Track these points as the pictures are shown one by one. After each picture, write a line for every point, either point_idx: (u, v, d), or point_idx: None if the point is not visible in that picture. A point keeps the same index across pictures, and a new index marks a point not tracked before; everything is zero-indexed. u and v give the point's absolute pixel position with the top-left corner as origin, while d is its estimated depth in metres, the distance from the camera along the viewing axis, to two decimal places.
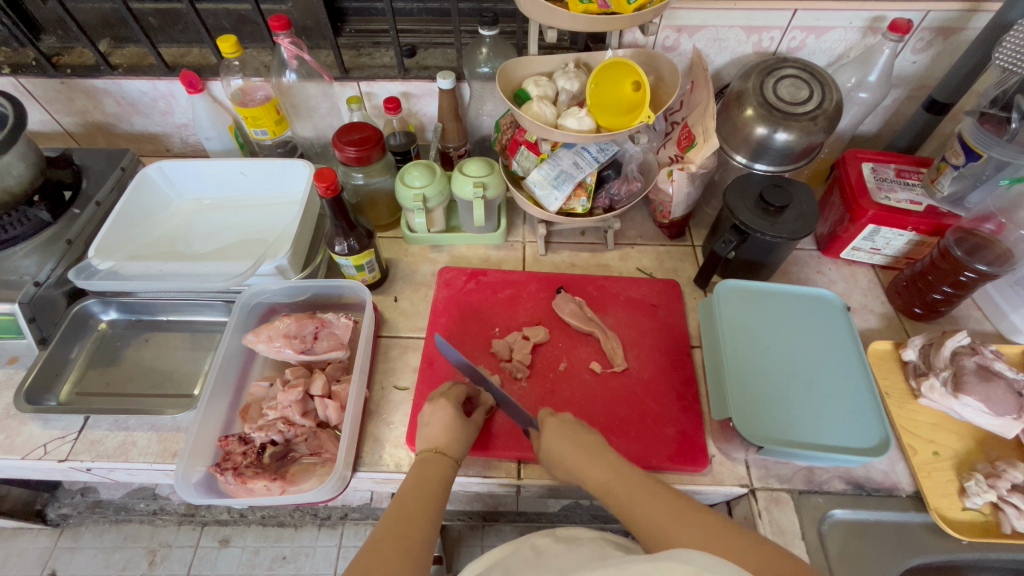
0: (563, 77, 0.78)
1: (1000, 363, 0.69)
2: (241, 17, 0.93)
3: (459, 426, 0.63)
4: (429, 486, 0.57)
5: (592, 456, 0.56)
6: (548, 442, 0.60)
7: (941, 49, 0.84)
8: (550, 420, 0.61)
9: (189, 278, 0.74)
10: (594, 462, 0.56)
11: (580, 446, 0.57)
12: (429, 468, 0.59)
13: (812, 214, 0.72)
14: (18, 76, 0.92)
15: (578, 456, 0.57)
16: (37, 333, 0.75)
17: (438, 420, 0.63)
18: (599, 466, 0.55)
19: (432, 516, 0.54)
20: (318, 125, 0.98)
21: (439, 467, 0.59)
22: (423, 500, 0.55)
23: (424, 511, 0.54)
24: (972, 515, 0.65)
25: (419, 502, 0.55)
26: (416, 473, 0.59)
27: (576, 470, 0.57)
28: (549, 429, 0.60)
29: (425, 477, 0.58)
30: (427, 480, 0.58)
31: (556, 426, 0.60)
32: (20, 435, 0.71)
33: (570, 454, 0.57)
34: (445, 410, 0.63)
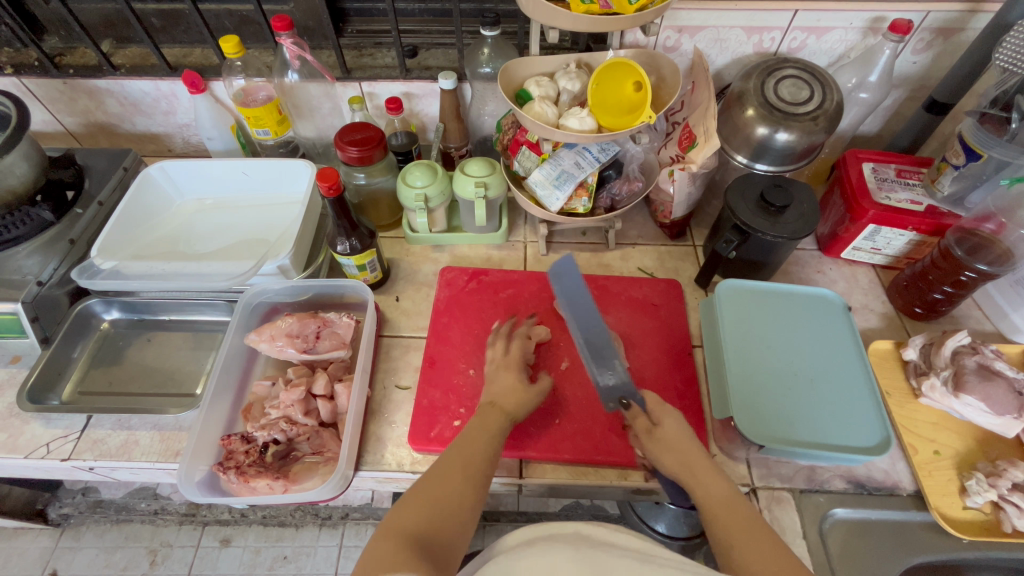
0: (565, 78, 0.79)
1: (1001, 362, 0.70)
2: (243, 17, 0.93)
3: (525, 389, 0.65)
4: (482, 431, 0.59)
5: (708, 471, 0.57)
6: (668, 437, 0.61)
7: (942, 50, 0.84)
8: (669, 418, 0.63)
9: (191, 277, 0.74)
10: (714, 479, 0.56)
11: (698, 458, 0.58)
12: (485, 418, 0.61)
13: (813, 214, 0.72)
14: (20, 76, 0.92)
15: (688, 466, 0.57)
16: (40, 333, 0.75)
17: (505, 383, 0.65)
18: (719, 484, 0.56)
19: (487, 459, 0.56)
20: (320, 125, 0.98)
21: (500, 414, 0.62)
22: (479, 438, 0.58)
23: (484, 445, 0.58)
24: (972, 514, 0.65)
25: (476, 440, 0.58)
26: (478, 422, 0.60)
27: (684, 473, 0.57)
28: (672, 425, 0.62)
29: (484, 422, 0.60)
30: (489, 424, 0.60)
31: (679, 426, 0.62)
32: (23, 434, 0.71)
33: (686, 454, 0.58)
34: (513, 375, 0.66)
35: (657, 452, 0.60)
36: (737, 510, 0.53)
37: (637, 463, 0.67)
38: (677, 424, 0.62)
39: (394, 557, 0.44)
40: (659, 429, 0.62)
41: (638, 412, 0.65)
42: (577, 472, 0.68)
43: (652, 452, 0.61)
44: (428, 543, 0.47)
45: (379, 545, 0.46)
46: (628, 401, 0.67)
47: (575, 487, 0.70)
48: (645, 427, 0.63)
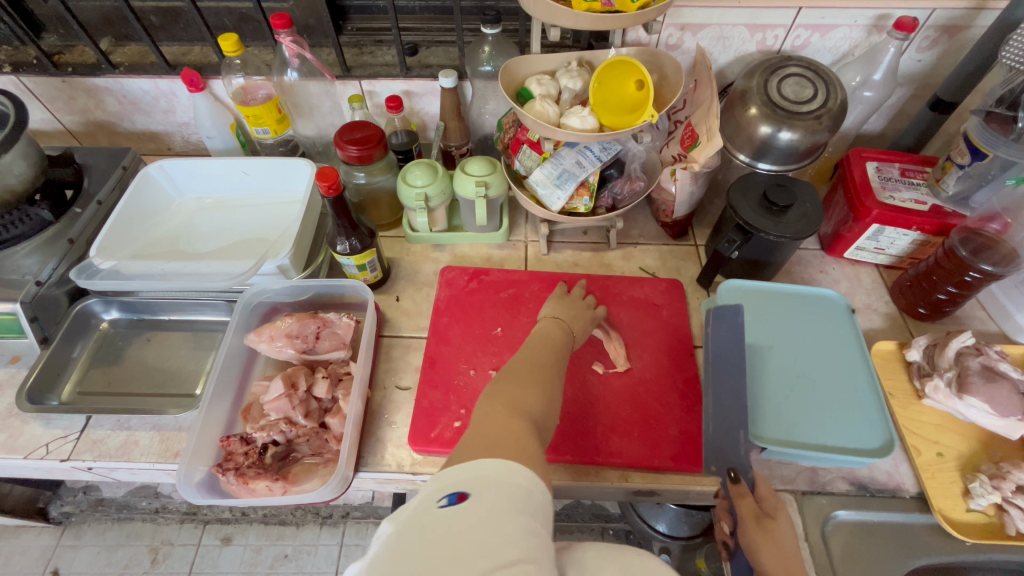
0: (566, 76, 0.78)
1: (1006, 364, 0.69)
2: (243, 15, 0.93)
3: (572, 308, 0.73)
4: (558, 335, 0.65)
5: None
6: (780, 538, 0.56)
7: (947, 47, 0.84)
8: (782, 520, 0.59)
9: (191, 278, 0.74)
10: None
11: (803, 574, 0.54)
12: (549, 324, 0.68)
13: (816, 213, 0.72)
14: (18, 75, 0.91)
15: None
16: (39, 333, 0.75)
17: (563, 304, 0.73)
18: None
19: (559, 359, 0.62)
20: (320, 124, 0.98)
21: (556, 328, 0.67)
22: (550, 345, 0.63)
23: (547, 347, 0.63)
24: (976, 516, 0.65)
25: (546, 345, 0.63)
26: (547, 330, 0.66)
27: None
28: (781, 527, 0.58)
29: (552, 330, 0.66)
30: (557, 337, 0.65)
31: (787, 533, 0.57)
32: (23, 434, 0.71)
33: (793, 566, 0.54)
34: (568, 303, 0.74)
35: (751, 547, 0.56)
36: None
37: (637, 465, 0.67)
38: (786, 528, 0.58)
39: (511, 432, 0.46)
40: (771, 522, 0.58)
41: (745, 492, 0.60)
42: (577, 474, 0.68)
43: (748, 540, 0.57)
44: (535, 425, 0.50)
45: (505, 418, 0.48)
46: (738, 475, 0.62)
47: (575, 488, 0.69)
48: (753, 512, 0.58)
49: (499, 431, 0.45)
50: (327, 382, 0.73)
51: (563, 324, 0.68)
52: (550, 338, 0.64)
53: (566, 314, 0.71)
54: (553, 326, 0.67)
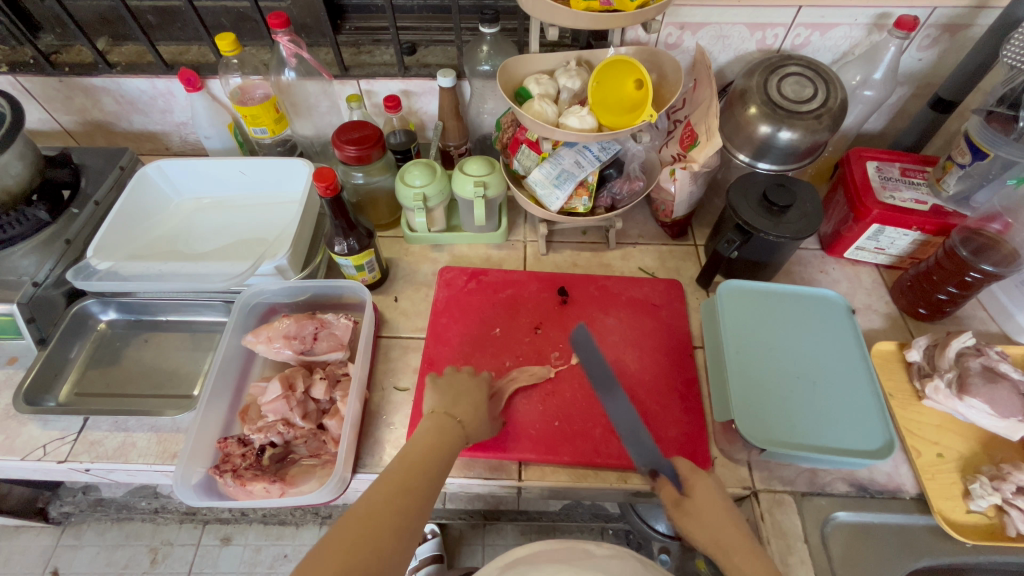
0: (564, 76, 0.78)
1: (1006, 364, 0.68)
2: (240, 14, 0.92)
3: (472, 397, 0.64)
4: (435, 440, 0.56)
5: (747, 545, 0.51)
6: (701, 513, 0.56)
7: (948, 46, 0.83)
8: (700, 482, 0.58)
9: (188, 278, 0.73)
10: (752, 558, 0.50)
11: (736, 535, 0.53)
12: (436, 425, 0.58)
13: (816, 213, 0.71)
14: (15, 75, 0.91)
15: (739, 542, 0.52)
16: (36, 334, 0.75)
17: (449, 388, 0.64)
18: (755, 561, 0.50)
19: (439, 472, 0.53)
20: (318, 124, 0.97)
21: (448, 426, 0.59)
22: (435, 454, 0.54)
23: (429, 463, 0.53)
24: (976, 518, 0.64)
25: (428, 454, 0.54)
26: (428, 430, 0.57)
27: (723, 552, 0.52)
28: (700, 495, 0.57)
29: (433, 430, 0.57)
30: (439, 436, 0.57)
31: (712, 492, 0.57)
32: (20, 435, 0.71)
33: (722, 534, 0.53)
34: (458, 380, 0.65)
35: (693, 532, 0.56)
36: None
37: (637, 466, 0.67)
38: (705, 498, 0.57)
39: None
40: (687, 502, 0.57)
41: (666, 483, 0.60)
42: (577, 475, 0.68)
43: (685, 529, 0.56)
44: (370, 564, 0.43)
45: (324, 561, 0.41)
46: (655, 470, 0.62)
47: (575, 489, 0.69)
48: (673, 499, 0.59)
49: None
50: (326, 383, 0.73)
51: (445, 419, 0.59)
52: (428, 440, 0.56)
53: (446, 400, 0.62)
54: (434, 421, 0.59)
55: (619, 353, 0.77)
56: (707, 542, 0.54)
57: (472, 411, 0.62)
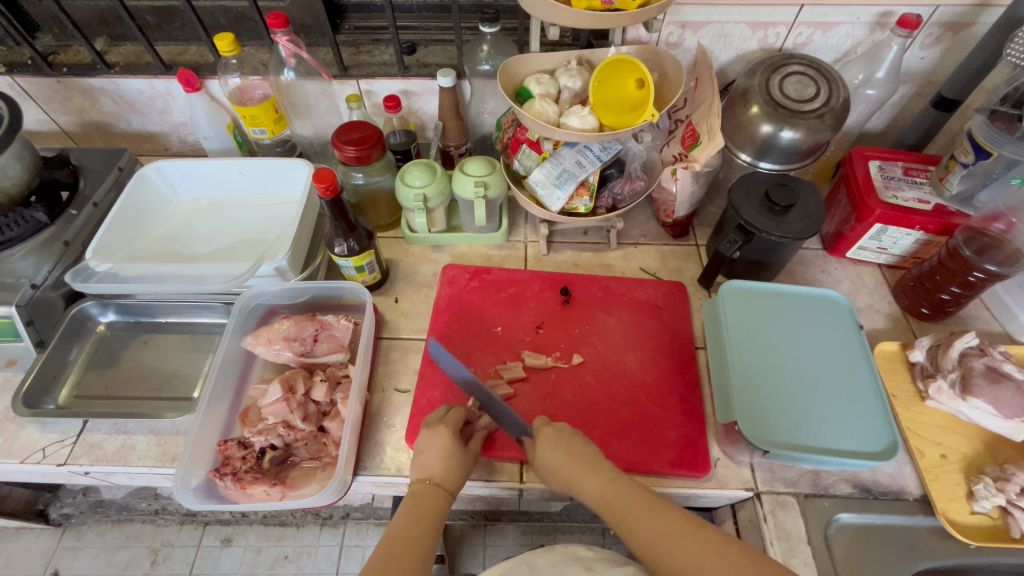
0: (565, 75, 0.77)
1: (1010, 364, 0.67)
2: (239, 14, 0.92)
3: (458, 454, 0.61)
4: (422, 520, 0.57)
5: (590, 470, 0.57)
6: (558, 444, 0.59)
7: (951, 44, 0.83)
8: (544, 430, 0.61)
9: (187, 280, 0.73)
10: (597, 479, 0.57)
11: (590, 457, 0.58)
12: (421, 503, 0.59)
13: (818, 214, 0.71)
14: (14, 75, 0.91)
15: (578, 470, 0.57)
16: (35, 336, 0.75)
17: (432, 449, 0.61)
18: (596, 480, 0.56)
19: (424, 548, 0.55)
20: (318, 124, 0.97)
21: (434, 500, 0.59)
22: (413, 539, 0.55)
23: (417, 545, 0.55)
24: (980, 519, 0.64)
25: (409, 539, 0.55)
26: (410, 506, 0.59)
27: (570, 482, 0.58)
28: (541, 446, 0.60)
29: (415, 510, 0.58)
30: (419, 517, 0.57)
31: (551, 440, 0.59)
32: (19, 438, 0.70)
33: (569, 469, 0.58)
34: (444, 437, 0.62)
35: (541, 470, 0.60)
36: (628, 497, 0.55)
37: (637, 468, 0.67)
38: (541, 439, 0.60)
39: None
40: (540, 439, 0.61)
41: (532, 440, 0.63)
42: None
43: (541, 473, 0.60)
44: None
45: None
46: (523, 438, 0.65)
47: None
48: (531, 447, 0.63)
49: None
50: (327, 386, 0.72)
51: (430, 491, 0.59)
52: (413, 515, 0.58)
53: (434, 464, 0.60)
54: (425, 504, 0.58)
55: (620, 354, 0.76)
56: (557, 482, 0.59)
57: (456, 472, 0.60)
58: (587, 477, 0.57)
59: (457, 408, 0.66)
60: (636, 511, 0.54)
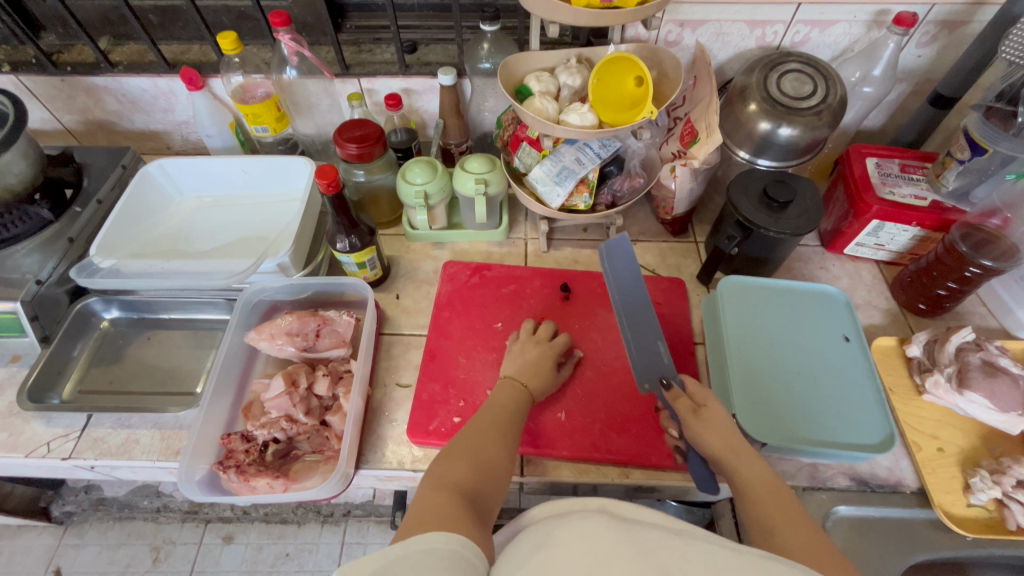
0: (565, 73, 0.78)
1: (1006, 359, 0.68)
2: (242, 13, 0.93)
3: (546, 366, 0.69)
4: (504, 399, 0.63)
5: (750, 456, 0.56)
6: (716, 421, 0.59)
7: (947, 42, 0.83)
8: (710, 407, 0.60)
9: (191, 276, 0.74)
10: (755, 462, 0.56)
11: (744, 442, 0.57)
12: (510, 389, 0.64)
13: (816, 209, 0.72)
14: (17, 74, 0.92)
15: (739, 449, 0.56)
16: (40, 332, 0.75)
17: (523, 358, 0.69)
18: (758, 469, 0.55)
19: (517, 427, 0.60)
20: (319, 122, 0.97)
21: (516, 390, 0.64)
22: (506, 418, 0.60)
23: (508, 422, 0.60)
24: (977, 511, 0.65)
25: (496, 419, 0.59)
26: (504, 393, 0.64)
27: (730, 454, 0.56)
28: (717, 410, 0.60)
29: (505, 392, 0.64)
30: (511, 399, 0.63)
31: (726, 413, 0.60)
32: (24, 432, 0.71)
33: (734, 438, 0.57)
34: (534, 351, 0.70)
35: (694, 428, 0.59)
36: (775, 494, 0.53)
37: (637, 461, 0.67)
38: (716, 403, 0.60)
39: (452, 511, 0.45)
40: (706, 410, 0.60)
41: (678, 394, 0.62)
42: (578, 470, 0.68)
43: (695, 432, 0.59)
44: (477, 501, 0.49)
45: (432, 495, 0.47)
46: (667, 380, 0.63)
47: (576, 484, 0.69)
48: (689, 409, 0.60)
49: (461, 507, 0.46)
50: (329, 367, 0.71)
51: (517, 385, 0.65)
52: (503, 401, 0.62)
53: (522, 368, 0.67)
54: (505, 391, 0.64)
55: (618, 350, 0.77)
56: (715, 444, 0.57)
57: (539, 375, 0.67)
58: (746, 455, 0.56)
59: (547, 322, 0.77)
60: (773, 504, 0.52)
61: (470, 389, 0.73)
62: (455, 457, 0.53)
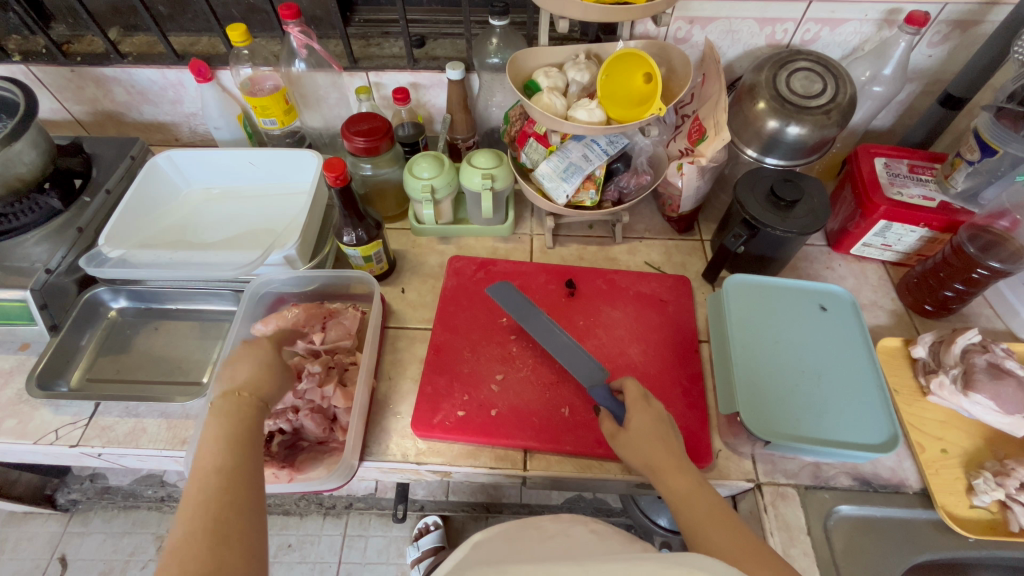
0: (574, 69, 0.78)
1: (1012, 361, 0.68)
2: (251, 6, 0.93)
3: (273, 363, 0.52)
4: (250, 436, 0.47)
5: (679, 467, 0.55)
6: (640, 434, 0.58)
7: (958, 42, 0.83)
8: (641, 410, 0.60)
9: (198, 267, 0.74)
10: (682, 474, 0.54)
11: (672, 453, 0.56)
12: (232, 414, 0.47)
13: (823, 209, 0.71)
14: (28, 64, 0.92)
15: (669, 464, 0.55)
16: (48, 320, 0.76)
17: (239, 361, 0.51)
18: (683, 479, 0.54)
19: (253, 481, 0.45)
20: (327, 115, 0.98)
21: (247, 411, 0.48)
22: (237, 472, 0.44)
23: (241, 485, 0.44)
24: (979, 513, 0.65)
25: (218, 486, 0.43)
26: (225, 422, 0.47)
27: (655, 471, 0.56)
28: (640, 422, 0.59)
29: (226, 423, 0.47)
30: (235, 432, 0.46)
31: (651, 420, 0.59)
32: (32, 419, 0.72)
33: (652, 453, 0.56)
34: (252, 347, 0.53)
35: (625, 446, 0.59)
36: (700, 504, 0.52)
37: None
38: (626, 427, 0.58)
39: None
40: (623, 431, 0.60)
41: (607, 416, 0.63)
42: (580, 466, 0.68)
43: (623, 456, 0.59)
44: None
45: None
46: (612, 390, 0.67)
47: (578, 480, 0.70)
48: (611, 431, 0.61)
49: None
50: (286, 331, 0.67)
51: (242, 404, 0.48)
52: (228, 433, 0.46)
53: (247, 380, 0.50)
54: (229, 418, 0.47)
55: (623, 346, 0.77)
56: (641, 462, 0.57)
57: (268, 381, 0.51)
58: (675, 472, 0.55)
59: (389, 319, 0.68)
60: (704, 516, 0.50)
61: (472, 384, 0.73)
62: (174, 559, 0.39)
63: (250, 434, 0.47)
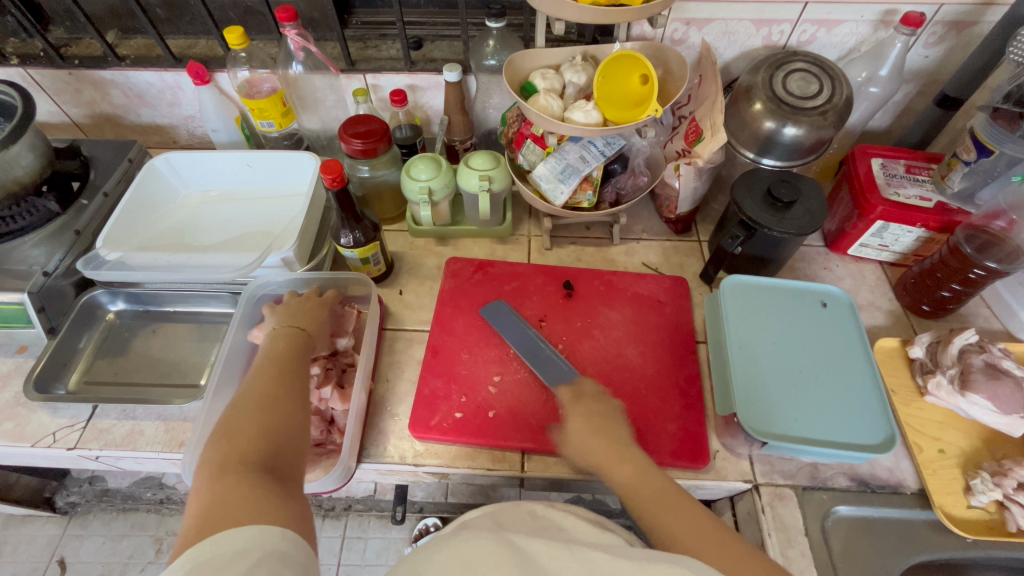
0: (570, 71, 0.78)
1: (1009, 361, 0.68)
2: (248, 8, 0.93)
3: (317, 309, 0.70)
4: (285, 345, 0.61)
5: (621, 456, 0.55)
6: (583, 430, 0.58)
7: (954, 43, 0.83)
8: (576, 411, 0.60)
9: (195, 269, 0.74)
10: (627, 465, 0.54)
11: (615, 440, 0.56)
12: (282, 334, 0.63)
13: (820, 209, 0.72)
14: (26, 67, 0.92)
15: (611, 457, 0.55)
16: (46, 323, 0.76)
17: (286, 309, 0.68)
18: (627, 467, 0.54)
19: (300, 368, 0.58)
20: (325, 118, 0.97)
21: (296, 331, 0.64)
22: (285, 363, 0.58)
23: (291, 371, 0.57)
24: (977, 513, 0.65)
25: (275, 366, 0.57)
26: (276, 338, 0.62)
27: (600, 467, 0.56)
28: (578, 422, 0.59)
29: (279, 337, 0.62)
30: (282, 347, 0.60)
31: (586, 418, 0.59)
32: (30, 422, 0.72)
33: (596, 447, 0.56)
34: (291, 304, 0.69)
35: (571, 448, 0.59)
36: (653, 493, 0.52)
37: None
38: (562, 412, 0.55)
39: (250, 488, 0.43)
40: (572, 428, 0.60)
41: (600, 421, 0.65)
42: (578, 467, 0.68)
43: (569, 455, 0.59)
44: (275, 466, 0.47)
45: (218, 483, 0.44)
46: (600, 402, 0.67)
47: (576, 481, 0.70)
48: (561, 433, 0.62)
49: (232, 512, 0.41)
50: (316, 308, 0.70)
51: (291, 328, 0.64)
52: (281, 339, 0.61)
53: (286, 317, 0.67)
54: (282, 336, 0.62)
55: (621, 348, 0.77)
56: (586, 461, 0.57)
57: (316, 321, 0.68)
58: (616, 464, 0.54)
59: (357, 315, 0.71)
60: (658, 507, 0.50)
61: (469, 387, 0.73)
62: (228, 442, 0.47)
63: (287, 350, 0.60)
